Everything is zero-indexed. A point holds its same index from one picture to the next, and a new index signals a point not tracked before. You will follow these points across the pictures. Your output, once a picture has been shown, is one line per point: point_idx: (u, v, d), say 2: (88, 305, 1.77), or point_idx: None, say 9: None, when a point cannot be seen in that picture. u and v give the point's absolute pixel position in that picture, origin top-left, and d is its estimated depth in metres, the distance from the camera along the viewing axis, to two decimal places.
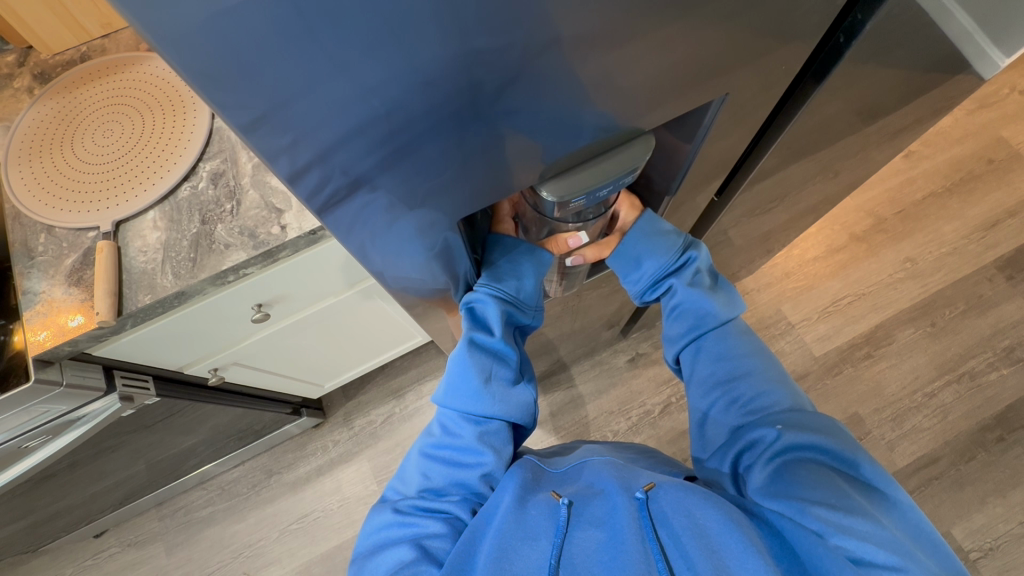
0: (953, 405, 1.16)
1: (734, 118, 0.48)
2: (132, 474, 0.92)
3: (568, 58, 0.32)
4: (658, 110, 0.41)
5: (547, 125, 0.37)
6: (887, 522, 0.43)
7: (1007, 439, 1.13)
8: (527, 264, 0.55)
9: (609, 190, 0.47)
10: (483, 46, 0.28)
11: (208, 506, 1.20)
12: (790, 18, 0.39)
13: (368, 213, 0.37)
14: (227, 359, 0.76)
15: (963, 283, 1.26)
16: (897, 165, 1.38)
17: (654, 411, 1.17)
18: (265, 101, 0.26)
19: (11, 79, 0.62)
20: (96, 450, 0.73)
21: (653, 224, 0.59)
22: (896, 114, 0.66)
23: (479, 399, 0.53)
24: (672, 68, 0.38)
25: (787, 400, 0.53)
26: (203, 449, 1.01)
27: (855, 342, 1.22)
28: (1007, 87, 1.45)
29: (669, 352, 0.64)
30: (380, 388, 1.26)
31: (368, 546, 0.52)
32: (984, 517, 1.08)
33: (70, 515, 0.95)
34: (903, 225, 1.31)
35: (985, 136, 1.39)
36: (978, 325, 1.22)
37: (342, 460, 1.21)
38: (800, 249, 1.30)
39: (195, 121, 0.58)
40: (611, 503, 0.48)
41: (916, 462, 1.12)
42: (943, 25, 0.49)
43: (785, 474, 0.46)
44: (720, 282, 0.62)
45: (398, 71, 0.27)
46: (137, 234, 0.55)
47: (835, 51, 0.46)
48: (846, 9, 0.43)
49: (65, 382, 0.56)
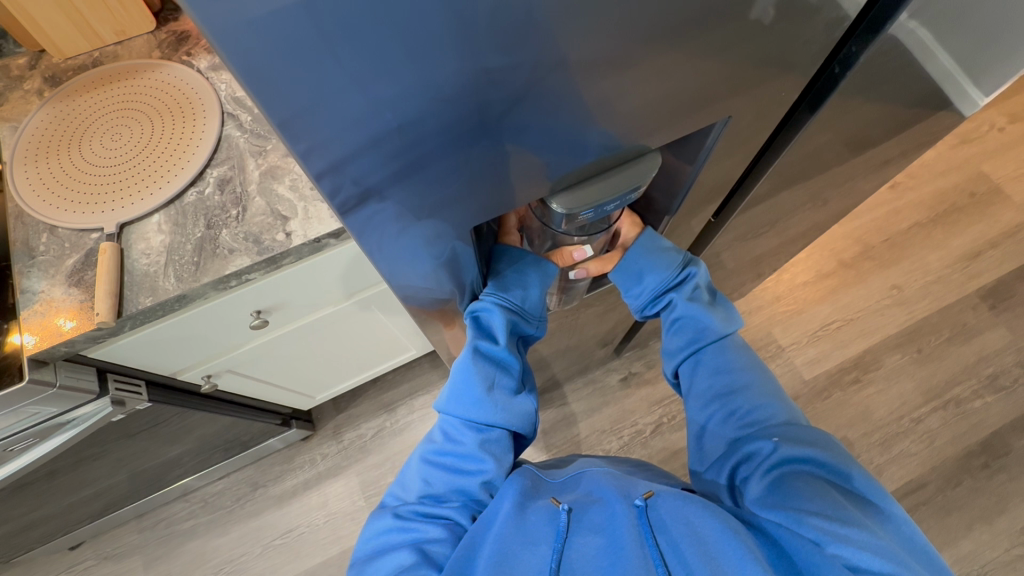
0: (940, 431, 1.17)
1: (734, 142, 0.50)
2: (115, 483, 0.90)
3: (576, 80, 0.34)
4: (661, 132, 0.43)
5: (554, 143, 0.38)
6: (881, 532, 0.43)
7: (992, 466, 1.15)
8: (532, 275, 0.56)
9: (616, 205, 0.48)
10: (493, 65, 0.30)
11: (190, 519, 1.17)
12: (790, 47, 0.40)
13: (378, 221, 0.38)
14: (222, 365, 0.76)
15: (948, 311, 1.29)
16: (884, 195, 1.42)
17: (645, 431, 1.18)
18: (285, 108, 0.27)
19: (22, 81, 0.63)
20: (79, 457, 0.72)
21: (654, 241, 0.60)
22: (885, 145, 0.68)
23: (481, 407, 0.53)
24: (674, 93, 0.39)
25: (782, 414, 0.54)
26: (188, 459, 0.99)
27: (844, 367, 1.24)
28: (986, 124, 1.51)
29: (667, 366, 0.64)
30: (371, 401, 1.25)
31: (368, 551, 0.52)
32: (970, 544, 1.09)
33: (47, 525, 0.93)
34: (889, 253, 1.35)
35: (967, 170, 1.44)
36: (963, 352, 1.25)
37: (330, 474, 1.19)
38: (790, 273, 1.33)
39: (205, 127, 0.59)
40: (611, 510, 0.49)
41: (904, 487, 1.13)
42: (928, 65, 0.52)
43: (782, 485, 0.47)
44: (718, 299, 0.63)
45: (414, 86, 0.28)
46: (141, 236, 0.55)
47: (830, 81, 0.48)
48: (841, 41, 0.45)
49: (59, 384, 0.56)
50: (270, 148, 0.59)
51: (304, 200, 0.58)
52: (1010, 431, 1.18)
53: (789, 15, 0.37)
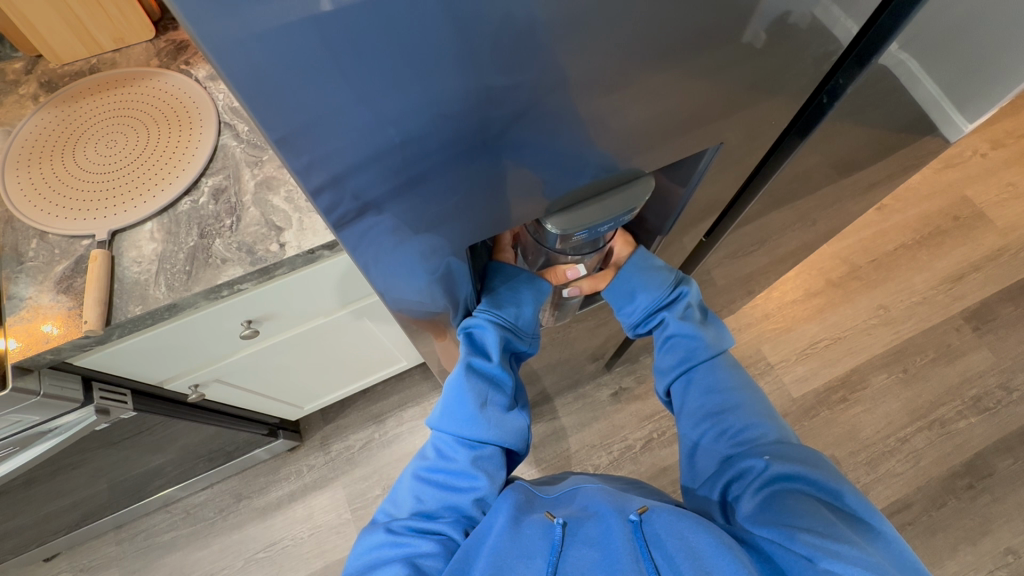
0: (925, 450, 1.19)
1: (726, 164, 0.51)
2: (94, 493, 0.88)
3: (573, 100, 0.34)
4: (656, 153, 0.44)
5: (551, 161, 0.39)
6: (872, 550, 0.43)
7: (976, 486, 1.16)
8: (526, 291, 0.57)
9: (609, 226, 0.49)
10: (495, 84, 0.30)
11: (170, 531, 1.15)
12: (779, 74, 0.42)
13: (374, 236, 0.38)
14: (210, 374, 0.75)
15: (933, 332, 1.31)
16: (871, 217, 1.44)
17: (635, 446, 1.18)
18: (289, 122, 0.27)
19: (17, 85, 0.63)
20: (57, 466, 0.70)
21: (647, 259, 0.61)
22: (872, 169, 0.70)
23: (475, 423, 0.53)
24: (667, 114, 0.40)
25: (773, 433, 0.55)
26: (170, 470, 0.97)
27: (831, 386, 1.25)
28: (970, 150, 1.55)
29: (660, 384, 0.65)
30: (360, 412, 1.24)
31: (360, 566, 0.52)
32: (955, 565, 1.09)
33: (22, 535, 0.90)
34: (876, 273, 1.37)
35: (952, 194, 1.47)
36: (947, 373, 1.27)
37: (315, 486, 1.18)
38: (779, 291, 1.34)
39: (201, 137, 0.59)
40: (606, 524, 0.49)
41: (890, 506, 1.13)
42: (913, 93, 0.53)
43: (774, 503, 0.48)
44: (710, 317, 0.64)
45: (417, 103, 0.29)
46: (133, 244, 0.55)
47: (818, 110, 0.49)
48: (829, 74, 0.46)
49: (43, 392, 0.55)
50: (266, 159, 0.59)
51: (299, 211, 0.58)
52: (993, 452, 1.19)
53: (780, 40, 0.38)
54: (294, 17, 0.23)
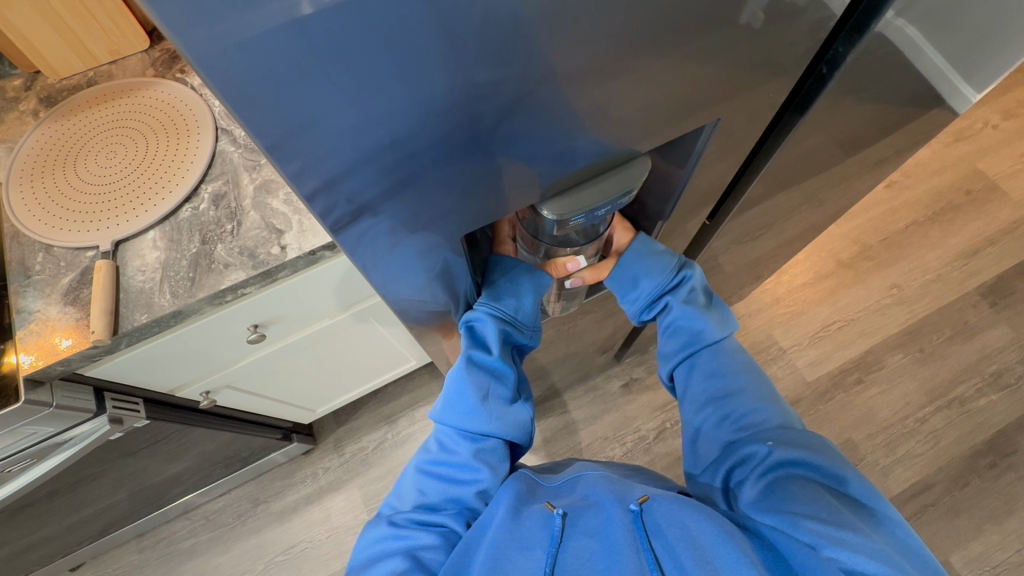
0: (945, 430, 1.17)
1: (724, 147, 0.50)
2: (114, 503, 0.89)
3: (565, 91, 0.34)
4: (654, 137, 0.43)
5: (547, 152, 0.38)
6: (876, 536, 0.42)
7: (999, 465, 1.14)
8: (526, 283, 0.56)
9: (607, 209, 0.48)
10: (483, 80, 0.30)
11: (190, 537, 1.16)
12: (778, 53, 0.41)
13: (370, 237, 0.38)
14: (220, 380, 0.76)
15: (949, 309, 1.28)
16: (880, 195, 1.42)
17: (648, 437, 1.17)
18: (279, 128, 0.27)
19: (17, 102, 0.64)
20: (75, 478, 0.71)
21: (647, 246, 0.60)
22: (878, 146, 0.68)
23: (477, 415, 0.52)
24: (662, 100, 0.39)
25: (776, 417, 0.54)
26: (187, 477, 0.98)
27: (845, 368, 1.23)
28: (980, 122, 1.52)
29: (663, 370, 0.64)
30: (372, 413, 1.25)
31: (363, 559, 0.52)
32: (981, 545, 1.07)
33: (45, 548, 0.91)
34: (888, 252, 1.35)
35: (963, 167, 1.45)
36: (965, 351, 1.24)
37: (332, 488, 1.19)
38: (789, 275, 1.32)
39: (199, 144, 0.59)
40: (606, 514, 0.49)
41: (911, 488, 1.12)
42: (919, 65, 0.52)
43: (778, 489, 0.47)
44: (714, 302, 0.63)
45: (406, 104, 0.29)
46: (137, 253, 0.55)
47: (818, 81, 0.48)
48: (828, 42, 0.45)
49: (55, 403, 0.55)
50: (264, 163, 0.59)
51: (298, 213, 0.58)
52: (1015, 429, 1.17)
53: (776, 20, 0.37)
54: (274, 22, 0.22)
